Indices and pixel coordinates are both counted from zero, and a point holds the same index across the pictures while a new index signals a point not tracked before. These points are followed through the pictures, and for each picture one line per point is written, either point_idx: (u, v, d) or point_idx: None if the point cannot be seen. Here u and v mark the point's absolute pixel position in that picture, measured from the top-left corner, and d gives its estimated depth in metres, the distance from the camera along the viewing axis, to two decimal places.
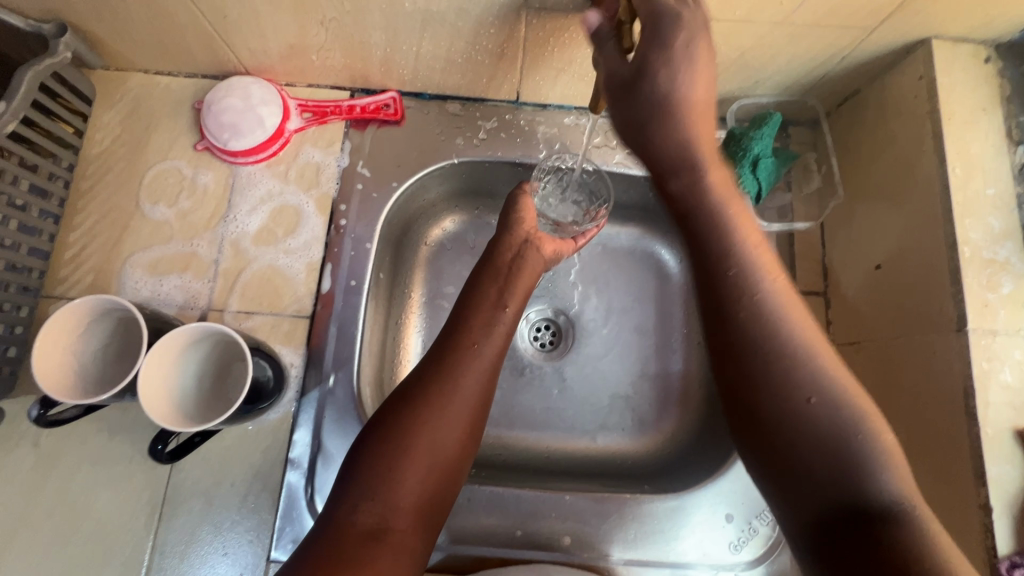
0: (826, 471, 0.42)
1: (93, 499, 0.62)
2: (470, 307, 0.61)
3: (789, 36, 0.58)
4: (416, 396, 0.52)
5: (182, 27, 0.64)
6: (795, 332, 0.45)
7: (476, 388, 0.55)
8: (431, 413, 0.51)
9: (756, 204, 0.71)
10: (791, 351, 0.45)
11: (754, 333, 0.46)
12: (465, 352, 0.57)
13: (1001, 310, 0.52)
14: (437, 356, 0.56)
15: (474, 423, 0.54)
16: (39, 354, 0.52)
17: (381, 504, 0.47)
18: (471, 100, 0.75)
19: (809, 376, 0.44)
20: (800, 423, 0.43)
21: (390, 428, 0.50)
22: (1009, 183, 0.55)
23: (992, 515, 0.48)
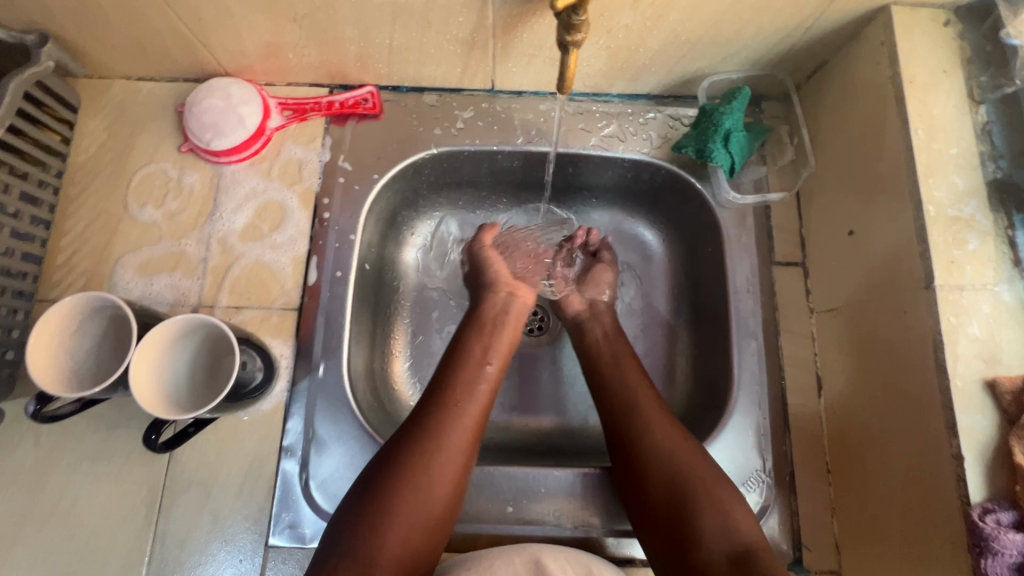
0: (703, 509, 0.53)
1: (95, 494, 0.63)
2: (462, 370, 0.62)
3: (751, 10, 0.59)
4: (404, 453, 0.55)
5: (159, 30, 0.65)
6: (655, 422, 0.60)
7: (462, 449, 0.56)
8: (417, 476, 0.53)
9: (731, 178, 0.73)
10: (658, 421, 0.60)
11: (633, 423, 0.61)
12: (452, 413, 0.58)
13: (967, 265, 0.53)
14: (425, 415, 0.58)
15: (460, 481, 0.56)
16: (36, 364, 0.53)
17: (362, 560, 0.49)
18: (448, 91, 0.76)
19: (675, 458, 0.57)
20: (673, 461, 0.57)
21: (378, 485, 0.53)
22: (973, 142, 0.56)
23: (965, 464, 0.49)
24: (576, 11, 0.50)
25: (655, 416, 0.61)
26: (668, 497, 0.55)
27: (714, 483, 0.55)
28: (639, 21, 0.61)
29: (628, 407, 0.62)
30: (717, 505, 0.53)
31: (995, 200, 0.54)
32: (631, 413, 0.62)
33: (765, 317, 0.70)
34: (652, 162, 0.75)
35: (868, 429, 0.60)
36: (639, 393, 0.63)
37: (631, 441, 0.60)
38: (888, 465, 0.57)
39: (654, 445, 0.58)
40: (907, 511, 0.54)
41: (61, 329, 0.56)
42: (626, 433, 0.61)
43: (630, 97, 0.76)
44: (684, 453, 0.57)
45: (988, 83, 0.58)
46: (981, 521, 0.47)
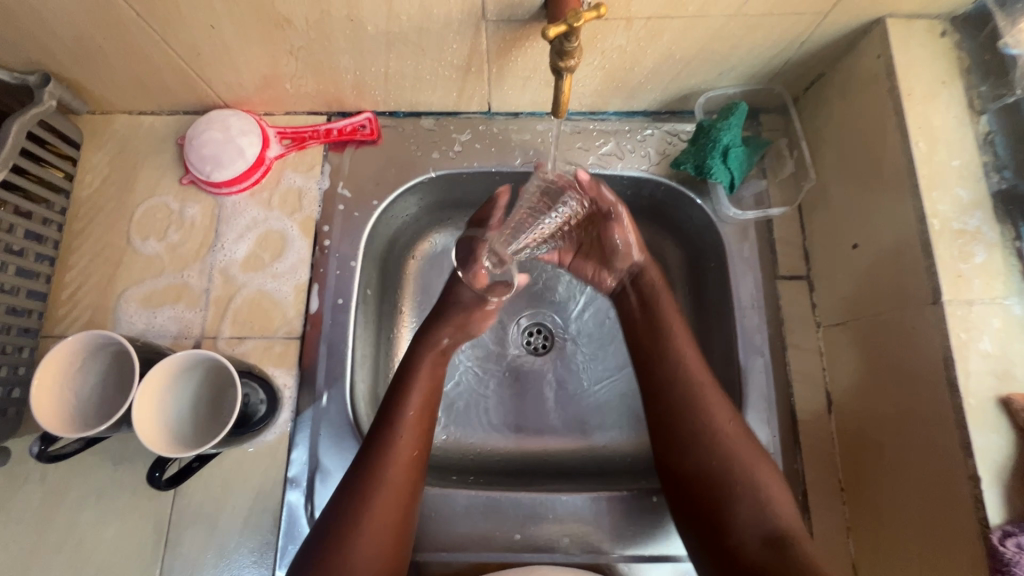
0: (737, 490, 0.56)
1: (101, 531, 0.63)
2: (395, 412, 0.60)
3: (744, 28, 0.59)
4: (348, 502, 0.55)
5: (158, 66, 0.66)
6: (712, 402, 0.60)
7: (403, 487, 0.57)
8: (366, 521, 0.55)
9: (731, 193, 0.72)
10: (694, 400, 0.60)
11: (680, 401, 0.60)
12: (386, 455, 0.58)
13: (975, 279, 0.52)
14: (362, 461, 0.58)
15: (407, 514, 0.58)
16: (49, 423, 0.53)
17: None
18: (444, 115, 0.76)
19: (726, 440, 0.58)
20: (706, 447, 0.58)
21: (329, 534, 0.54)
22: (975, 153, 0.55)
23: (982, 486, 0.47)
24: (568, 38, 0.50)
25: (711, 400, 0.60)
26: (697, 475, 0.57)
27: (767, 474, 0.56)
28: (632, 41, 0.61)
29: (676, 386, 0.61)
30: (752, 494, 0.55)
31: (1000, 212, 0.54)
32: (677, 391, 0.61)
33: (771, 333, 0.69)
34: (652, 178, 0.74)
35: (881, 448, 0.58)
36: (694, 373, 0.62)
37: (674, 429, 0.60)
38: (902, 482, 0.55)
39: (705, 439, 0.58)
40: (925, 534, 0.53)
41: (66, 363, 0.56)
42: (670, 410, 0.61)
43: (627, 114, 0.76)
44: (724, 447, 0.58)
45: (988, 93, 0.57)
46: (1001, 545, 0.45)
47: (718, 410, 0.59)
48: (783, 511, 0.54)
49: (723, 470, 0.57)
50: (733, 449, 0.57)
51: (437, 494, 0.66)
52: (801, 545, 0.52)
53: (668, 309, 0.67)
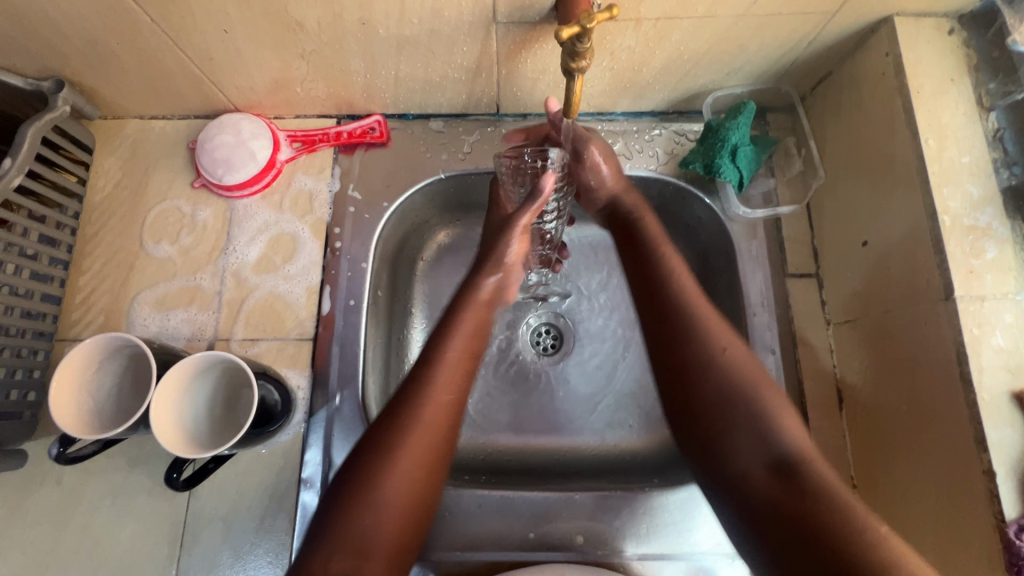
0: (743, 420, 0.49)
1: (117, 533, 0.64)
2: (435, 350, 0.57)
3: (752, 27, 0.60)
4: (378, 445, 0.50)
5: (171, 71, 0.67)
6: (712, 327, 0.54)
7: (442, 428, 0.52)
8: (398, 461, 0.49)
9: (739, 191, 0.72)
10: (697, 326, 0.54)
11: (678, 327, 0.54)
12: (423, 397, 0.53)
13: (987, 275, 0.52)
14: (397, 403, 0.53)
15: (440, 458, 0.52)
16: (70, 426, 0.54)
17: (357, 553, 0.45)
18: (453, 117, 0.77)
19: (728, 365, 0.51)
20: (713, 372, 0.51)
21: (356, 477, 0.48)
22: (985, 149, 0.56)
23: (997, 479, 0.48)
24: (581, 40, 0.50)
25: (711, 326, 0.54)
26: (709, 408, 0.50)
27: (776, 401, 0.50)
28: (642, 42, 0.61)
29: (673, 312, 0.55)
30: (762, 424, 0.48)
31: (1010, 208, 0.54)
32: (674, 319, 0.55)
33: (781, 330, 0.69)
34: (660, 178, 0.74)
35: (894, 444, 0.58)
36: (693, 300, 0.56)
37: (675, 356, 0.53)
38: (916, 477, 0.56)
39: (709, 360, 0.52)
40: (940, 530, 0.53)
41: (82, 366, 0.56)
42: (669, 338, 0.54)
43: (635, 115, 0.76)
44: (723, 372, 0.51)
45: (996, 90, 0.57)
46: (1018, 539, 0.45)
47: (719, 333, 0.53)
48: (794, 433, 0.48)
49: (726, 396, 0.50)
50: (737, 371, 0.51)
51: (450, 493, 0.67)
52: (816, 469, 0.45)
53: (657, 233, 0.63)
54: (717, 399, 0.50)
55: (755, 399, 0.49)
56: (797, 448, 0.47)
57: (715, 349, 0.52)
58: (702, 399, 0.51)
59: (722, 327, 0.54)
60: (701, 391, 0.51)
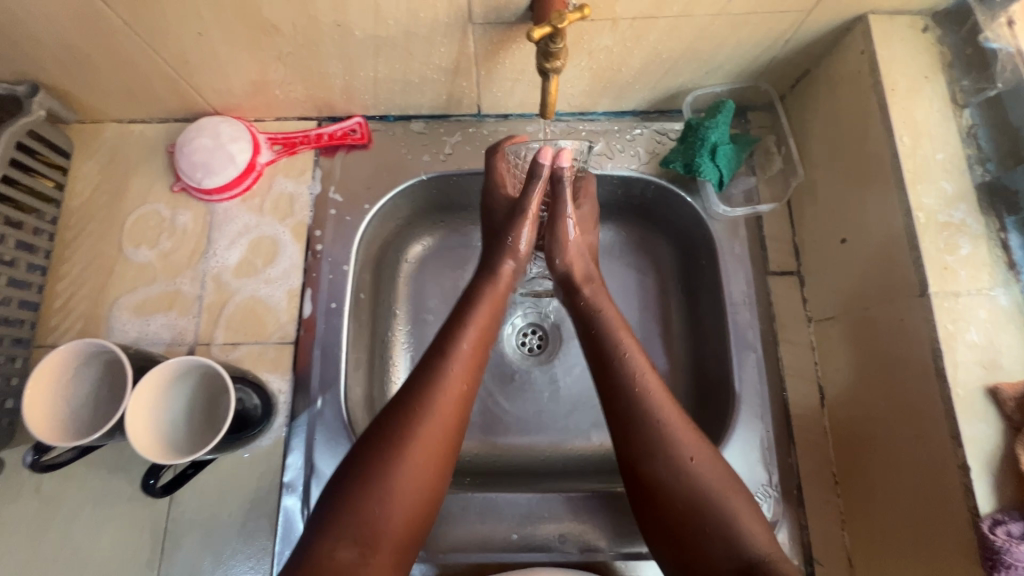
0: (711, 527, 0.49)
1: (98, 540, 0.63)
2: (452, 339, 0.57)
3: (729, 26, 0.60)
4: (388, 437, 0.51)
5: (148, 74, 0.66)
6: (678, 434, 0.53)
7: (454, 420, 0.54)
8: (411, 457, 0.51)
9: (719, 190, 0.73)
10: (655, 417, 0.54)
11: (643, 434, 0.54)
12: (437, 390, 0.54)
13: (962, 271, 0.52)
14: (410, 394, 0.54)
15: (449, 452, 0.53)
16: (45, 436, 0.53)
17: (363, 541, 0.48)
18: (434, 118, 0.77)
19: (696, 478, 0.51)
20: (682, 476, 0.52)
21: (364, 468, 0.50)
22: (959, 146, 0.56)
23: (971, 474, 0.48)
24: (553, 40, 0.51)
25: (675, 431, 0.53)
26: (678, 502, 0.51)
27: (739, 504, 0.51)
28: (619, 42, 0.61)
29: (632, 409, 0.55)
30: (727, 528, 0.49)
31: (984, 204, 0.54)
32: (637, 418, 0.54)
33: (762, 328, 0.69)
34: (642, 177, 0.74)
35: (874, 441, 0.59)
36: (655, 400, 0.55)
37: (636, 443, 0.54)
38: (895, 474, 0.56)
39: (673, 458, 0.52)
40: (919, 528, 0.53)
41: (58, 373, 0.56)
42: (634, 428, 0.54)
43: (616, 114, 0.76)
44: (689, 479, 0.51)
45: (970, 87, 0.58)
46: (992, 533, 0.46)
47: (684, 437, 0.53)
48: (759, 540, 0.49)
49: (693, 509, 0.50)
50: (705, 481, 0.51)
51: None
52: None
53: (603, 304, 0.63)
54: (684, 509, 0.51)
55: (717, 501, 0.50)
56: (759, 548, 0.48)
57: (680, 450, 0.52)
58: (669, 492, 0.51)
59: (683, 423, 0.54)
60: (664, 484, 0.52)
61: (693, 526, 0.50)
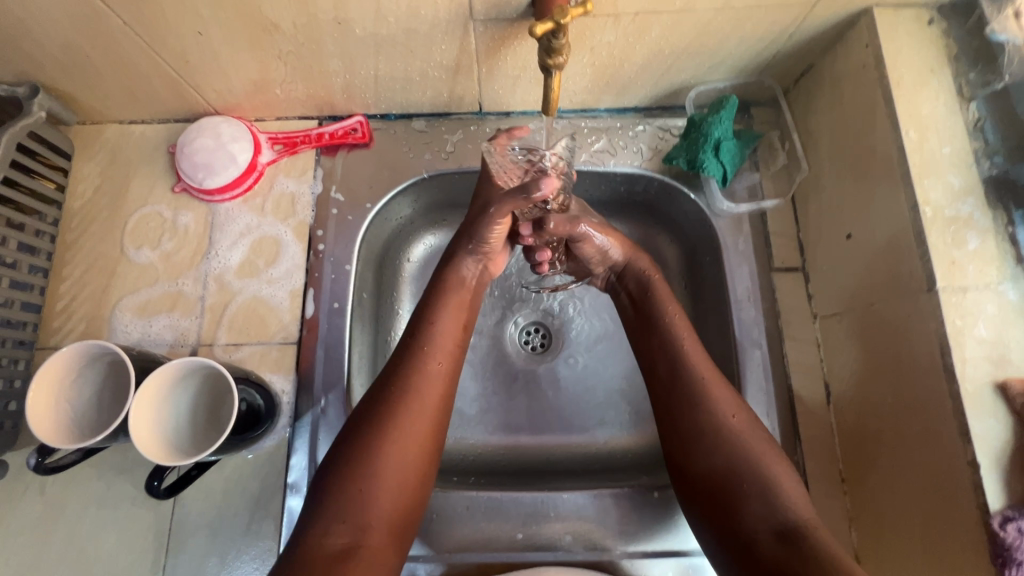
0: (750, 491, 0.50)
1: (103, 541, 0.63)
2: (427, 333, 0.57)
3: (732, 21, 0.59)
4: (372, 419, 0.52)
5: (148, 75, 0.66)
6: (719, 395, 0.55)
7: (434, 405, 0.54)
8: (399, 428, 0.52)
9: (724, 186, 0.72)
10: (694, 374, 0.56)
11: (685, 392, 0.56)
12: (416, 373, 0.54)
13: (969, 266, 0.52)
14: (396, 373, 0.55)
15: (434, 435, 0.54)
16: (48, 436, 0.53)
17: (355, 524, 0.48)
18: (435, 116, 0.76)
19: (734, 435, 0.53)
20: (720, 436, 0.53)
21: (352, 451, 0.50)
22: (966, 140, 0.55)
23: (981, 471, 0.47)
24: (556, 36, 0.51)
25: (716, 390, 0.55)
26: (720, 465, 0.52)
27: (776, 465, 0.52)
28: (621, 38, 0.61)
29: (680, 375, 0.57)
30: (763, 492, 0.50)
31: (991, 198, 0.54)
32: (679, 383, 0.56)
33: (768, 325, 0.69)
34: (644, 174, 0.74)
35: (881, 437, 0.58)
36: (697, 359, 0.58)
37: (680, 409, 0.55)
38: (902, 469, 0.55)
39: (711, 424, 0.54)
40: (927, 523, 0.52)
41: (62, 376, 0.55)
42: (684, 431, 0.55)
43: (618, 111, 0.76)
44: (728, 443, 0.53)
45: (977, 80, 0.57)
46: (1002, 530, 0.45)
47: (725, 401, 0.55)
48: (794, 497, 0.50)
49: (732, 478, 0.51)
50: (743, 441, 0.53)
51: (442, 496, 0.66)
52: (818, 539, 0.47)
53: (661, 289, 0.64)
54: (721, 466, 0.52)
55: (757, 461, 0.52)
56: (798, 507, 0.49)
57: (722, 413, 0.54)
58: (709, 458, 0.53)
59: (724, 388, 0.56)
60: (699, 446, 0.53)
61: (732, 487, 0.51)
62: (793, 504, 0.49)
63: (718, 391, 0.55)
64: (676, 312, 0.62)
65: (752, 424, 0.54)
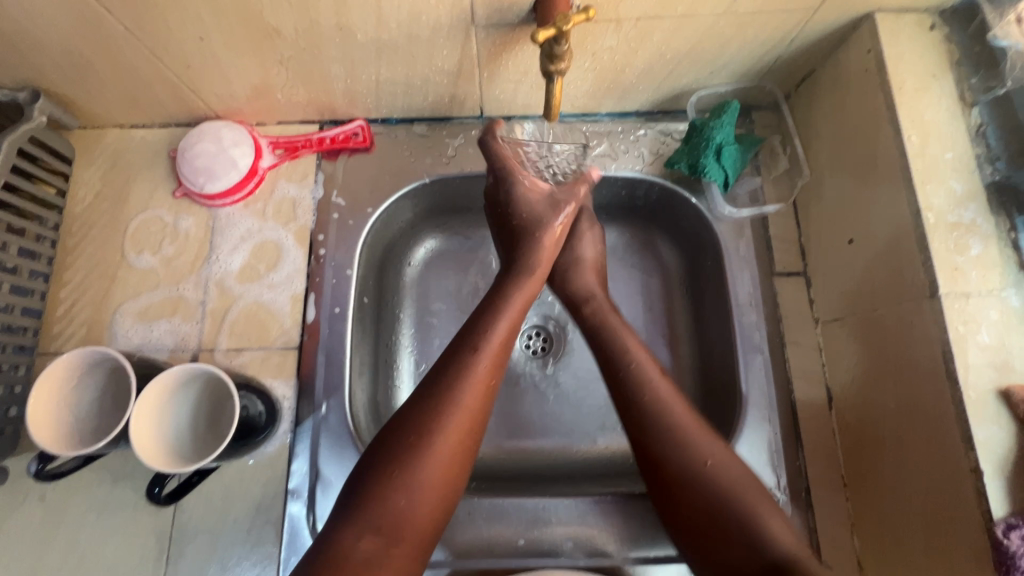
0: (737, 536, 0.49)
1: (103, 547, 0.63)
2: (475, 335, 0.56)
3: (734, 26, 0.59)
4: (409, 427, 0.51)
5: (149, 80, 0.66)
6: (691, 437, 0.53)
7: (477, 413, 0.53)
8: (437, 437, 0.51)
9: (725, 190, 0.72)
10: (667, 416, 0.55)
11: (658, 436, 0.54)
12: (460, 382, 0.53)
13: (972, 272, 0.52)
14: (434, 381, 0.53)
15: (471, 445, 0.53)
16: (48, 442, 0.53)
17: (385, 532, 0.48)
18: (437, 120, 0.76)
19: (717, 481, 0.52)
20: (700, 482, 0.52)
21: (387, 460, 0.50)
22: (968, 145, 0.55)
23: (984, 478, 0.47)
24: (557, 42, 0.51)
25: (689, 434, 0.54)
26: (705, 509, 0.51)
27: (759, 507, 0.51)
28: (623, 43, 0.61)
29: (650, 417, 0.55)
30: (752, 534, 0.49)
31: (993, 204, 0.54)
32: (651, 425, 0.55)
33: (770, 330, 0.69)
34: (646, 178, 0.74)
35: (884, 443, 0.58)
36: (664, 398, 0.56)
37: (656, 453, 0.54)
38: (905, 476, 0.55)
39: (693, 467, 0.52)
40: (931, 530, 0.52)
41: (62, 381, 0.55)
42: (669, 476, 0.53)
43: (619, 115, 0.76)
44: (710, 488, 0.51)
45: (979, 85, 0.57)
46: (1006, 538, 0.45)
47: (701, 444, 0.53)
48: (782, 537, 0.49)
49: (719, 521, 0.50)
50: (722, 485, 0.51)
51: None
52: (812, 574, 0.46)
53: (616, 322, 0.63)
54: (706, 510, 0.51)
55: (742, 505, 0.50)
56: (786, 549, 0.48)
57: (698, 459, 0.52)
58: (694, 500, 0.52)
59: (700, 430, 0.54)
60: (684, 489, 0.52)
61: (722, 528, 0.50)
62: (781, 543, 0.48)
63: (694, 433, 0.54)
64: (637, 348, 0.60)
65: (732, 464, 0.53)
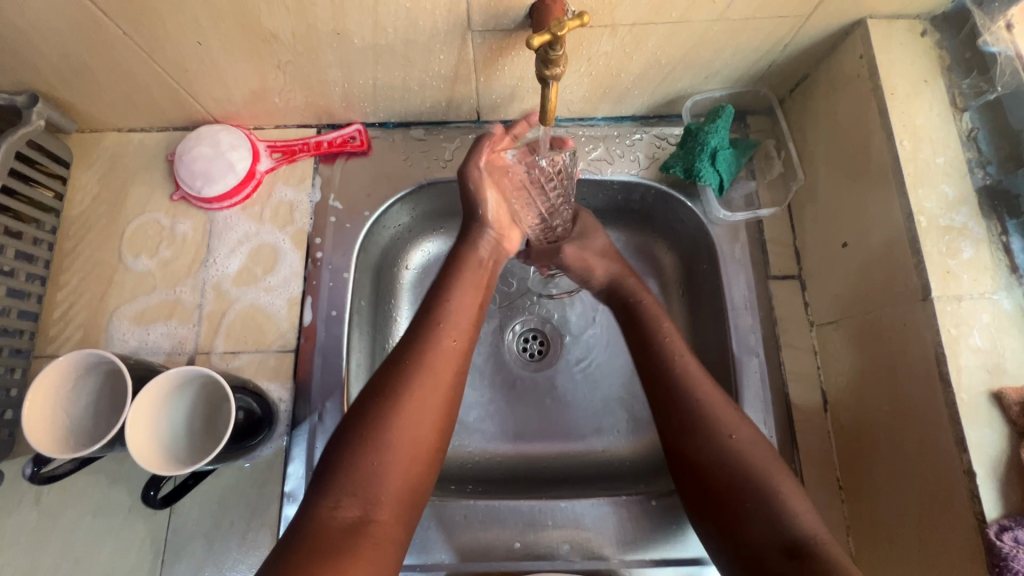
0: (754, 507, 0.50)
1: (98, 551, 0.63)
2: (442, 309, 0.58)
3: (728, 32, 0.60)
4: (385, 391, 0.52)
5: (147, 84, 0.66)
6: (718, 413, 0.56)
7: (447, 378, 0.55)
8: (409, 397, 0.52)
9: (721, 194, 0.72)
10: (694, 389, 0.57)
11: (682, 408, 0.56)
12: (428, 346, 0.55)
13: (964, 275, 0.52)
14: (410, 348, 0.55)
15: (445, 411, 0.54)
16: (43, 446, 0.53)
17: (365, 497, 0.48)
18: (434, 124, 0.77)
19: (739, 453, 0.53)
20: (725, 454, 0.53)
21: (365, 421, 0.50)
22: (959, 149, 0.56)
23: (977, 480, 0.48)
24: (553, 47, 0.51)
25: (717, 409, 0.56)
26: (724, 482, 0.52)
27: (783, 485, 0.51)
28: (618, 48, 0.62)
29: (678, 391, 0.57)
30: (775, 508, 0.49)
31: (984, 207, 0.54)
32: (678, 398, 0.57)
33: (765, 332, 0.69)
34: (642, 182, 0.74)
35: (879, 445, 0.58)
36: (691, 373, 0.58)
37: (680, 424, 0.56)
38: (899, 478, 0.55)
39: (717, 439, 0.54)
40: (926, 531, 0.52)
41: (59, 386, 0.55)
42: (690, 446, 0.55)
43: (615, 120, 0.76)
44: (735, 462, 0.53)
45: (970, 89, 0.58)
46: (999, 540, 0.45)
47: (726, 418, 0.55)
48: (803, 515, 0.49)
49: (738, 495, 0.51)
50: (746, 460, 0.53)
51: (439, 505, 0.66)
52: (829, 556, 0.46)
53: (661, 317, 0.64)
54: (727, 481, 0.52)
55: (764, 477, 0.51)
56: (807, 527, 0.48)
57: (723, 432, 0.54)
58: (718, 473, 0.53)
59: (725, 406, 0.56)
60: (708, 459, 0.54)
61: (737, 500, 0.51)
62: (801, 519, 0.49)
63: (720, 408, 0.56)
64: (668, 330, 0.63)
65: (755, 442, 0.54)
